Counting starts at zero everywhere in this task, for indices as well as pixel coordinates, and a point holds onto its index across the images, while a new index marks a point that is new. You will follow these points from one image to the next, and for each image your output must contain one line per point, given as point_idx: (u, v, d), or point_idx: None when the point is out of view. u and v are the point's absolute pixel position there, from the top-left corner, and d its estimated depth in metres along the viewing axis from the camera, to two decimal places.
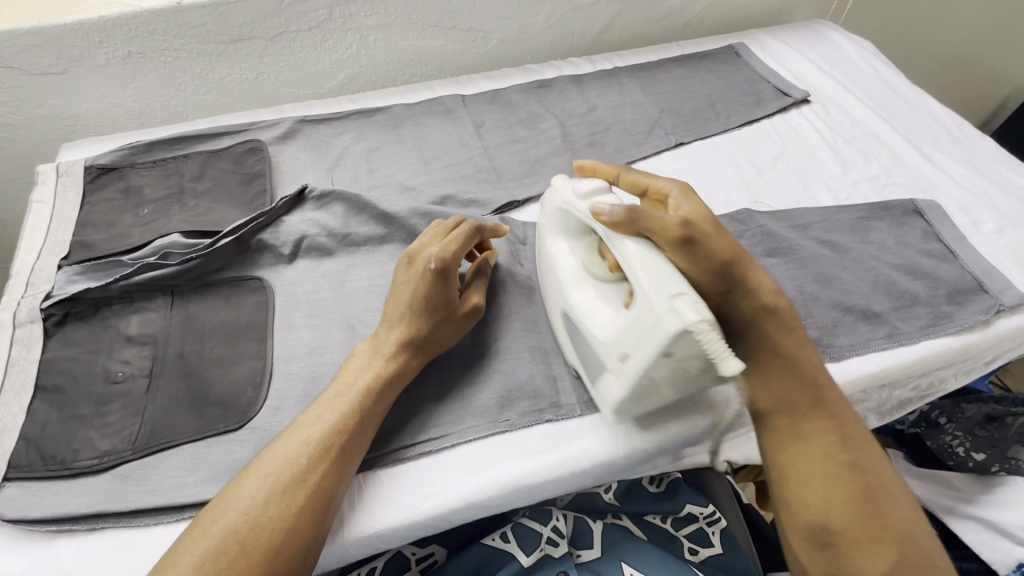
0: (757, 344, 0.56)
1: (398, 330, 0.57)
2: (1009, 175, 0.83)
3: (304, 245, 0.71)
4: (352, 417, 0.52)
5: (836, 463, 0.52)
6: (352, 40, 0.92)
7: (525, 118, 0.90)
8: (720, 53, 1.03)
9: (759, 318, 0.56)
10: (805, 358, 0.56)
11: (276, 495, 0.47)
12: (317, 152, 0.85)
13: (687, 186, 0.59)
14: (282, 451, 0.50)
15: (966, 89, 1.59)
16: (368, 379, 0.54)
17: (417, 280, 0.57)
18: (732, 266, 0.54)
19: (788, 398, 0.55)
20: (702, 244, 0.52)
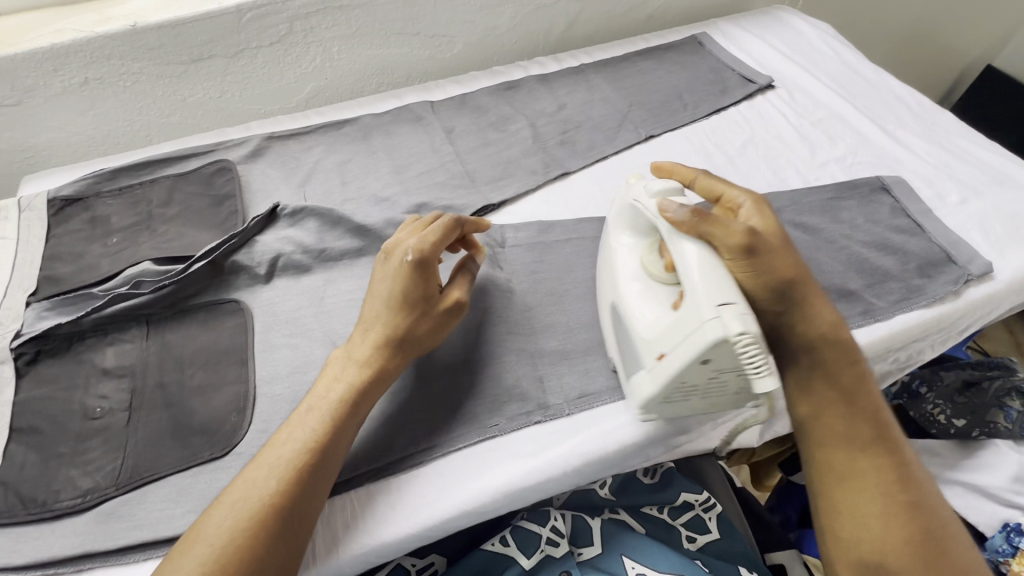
0: (816, 371, 0.56)
1: (376, 332, 0.56)
2: (969, 146, 0.85)
3: (279, 263, 0.70)
4: (327, 430, 0.51)
5: (894, 503, 0.51)
6: (315, 53, 0.91)
7: (495, 121, 0.90)
8: (684, 44, 1.04)
9: (818, 343, 0.56)
10: (863, 389, 0.56)
11: (249, 517, 0.46)
12: (287, 168, 0.84)
13: (764, 202, 0.58)
14: (259, 468, 0.49)
15: (925, 64, 1.63)
16: (345, 388, 0.54)
17: (394, 280, 0.57)
18: (799, 290, 0.55)
19: (844, 431, 0.54)
20: (765, 260, 0.52)
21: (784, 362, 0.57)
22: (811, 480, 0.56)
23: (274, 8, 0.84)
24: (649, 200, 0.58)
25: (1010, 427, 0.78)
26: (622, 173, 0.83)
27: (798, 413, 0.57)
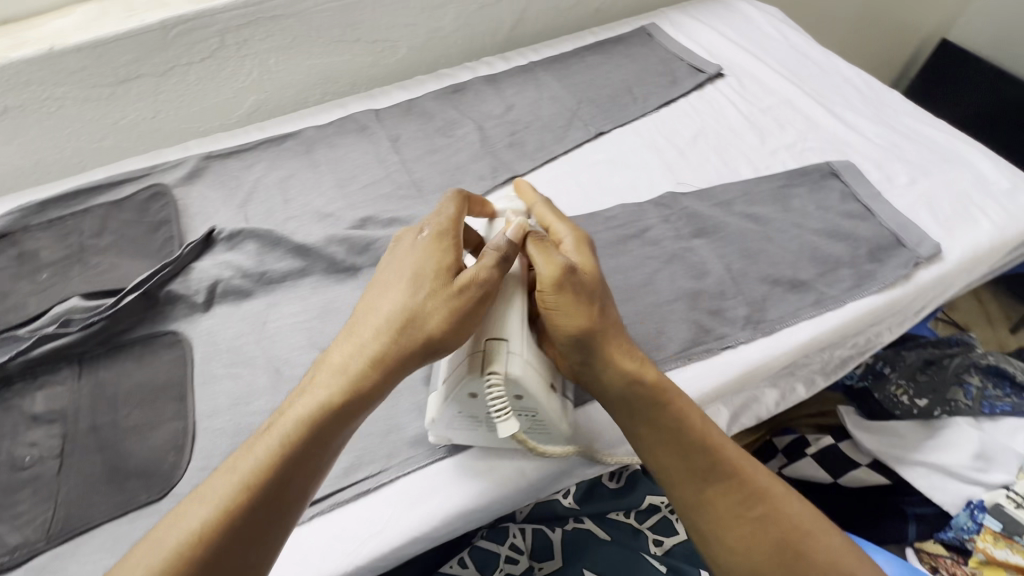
0: (623, 413, 0.51)
1: (373, 325, 0.47)
2: (916, 126, 0.85)
3: (218, 289, 0.68)
4: (297, 443, 0.43)
5: (751, 526, 0.47)
6: (251, 67, 0.88)
7: (442, 126, 0.88)
8: (633, 36, 1.02)
9: (626, 379, 0.50)
10: (691, 417, 0.50)
11: (193, 536, 0.40)
12: (227, 188, 0.81)
13: (586, 239, 0.56)
14: (216, 477, 0.43)
15: (882, 40, 1.63)
16: (330, 393, 0.45)
17: (412, 259, 0.50)
18: (617, 328, 0.51)
19: (671, 466, 0.49)
20: (577, 293, 0.49)
21: (608, 400, 0.51)
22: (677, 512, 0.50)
23: (201, 22, 0.80)
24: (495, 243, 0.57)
25: (969, 404, 0.78)
26: (573, 173, 0.82)
27: (642, 453, 0.51)
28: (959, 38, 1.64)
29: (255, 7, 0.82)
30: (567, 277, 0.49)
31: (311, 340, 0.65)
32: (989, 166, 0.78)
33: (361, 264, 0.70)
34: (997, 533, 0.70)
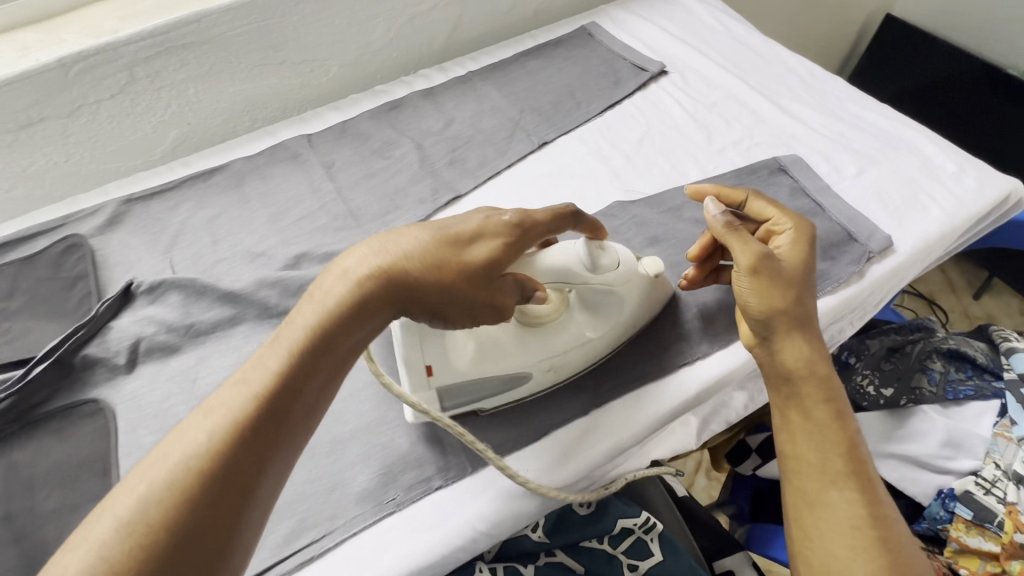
0: (788, 397, 0.56)
1: (385, 269, 0.45)
2: (861, 112, 0.84)
3: (141, 348, 0.63)
4: (291, 376, 0.41)
5: (864, 537, 0.50)
6: (168, 99, 0.82)
7: (378, 147, 0.84)
8: (573, 37, 0.99)
9: (793, 379, 0.56)
10: (827, 430, 0.54)
11: (173, 483, 0.36)
12: (150, 234, 0.76)
13: (811, 236, 0.60)
14: (201, 418, 0.39)
15: (829, 21, 1.64)
16: (324, 328, 0.42)
17: (448, 224, 0.48)
18: (812, 325, 0.57)
19: (810, 462, 0.54)
20: (778, 283, 0.55)
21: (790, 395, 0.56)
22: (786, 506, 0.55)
23: (103, 57, 0.74)
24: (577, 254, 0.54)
25: (934, 390, 0.78)
26: (518, 188, 0.79)
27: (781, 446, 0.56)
28: (902, 13, 1.65)
29: (163, 36, 0.76)
30: (764, 262, 0.55)
31: None
32: (935, 150, 0.78)
33: (296, 306, 0.66)
34: (969, 521, 0.69)
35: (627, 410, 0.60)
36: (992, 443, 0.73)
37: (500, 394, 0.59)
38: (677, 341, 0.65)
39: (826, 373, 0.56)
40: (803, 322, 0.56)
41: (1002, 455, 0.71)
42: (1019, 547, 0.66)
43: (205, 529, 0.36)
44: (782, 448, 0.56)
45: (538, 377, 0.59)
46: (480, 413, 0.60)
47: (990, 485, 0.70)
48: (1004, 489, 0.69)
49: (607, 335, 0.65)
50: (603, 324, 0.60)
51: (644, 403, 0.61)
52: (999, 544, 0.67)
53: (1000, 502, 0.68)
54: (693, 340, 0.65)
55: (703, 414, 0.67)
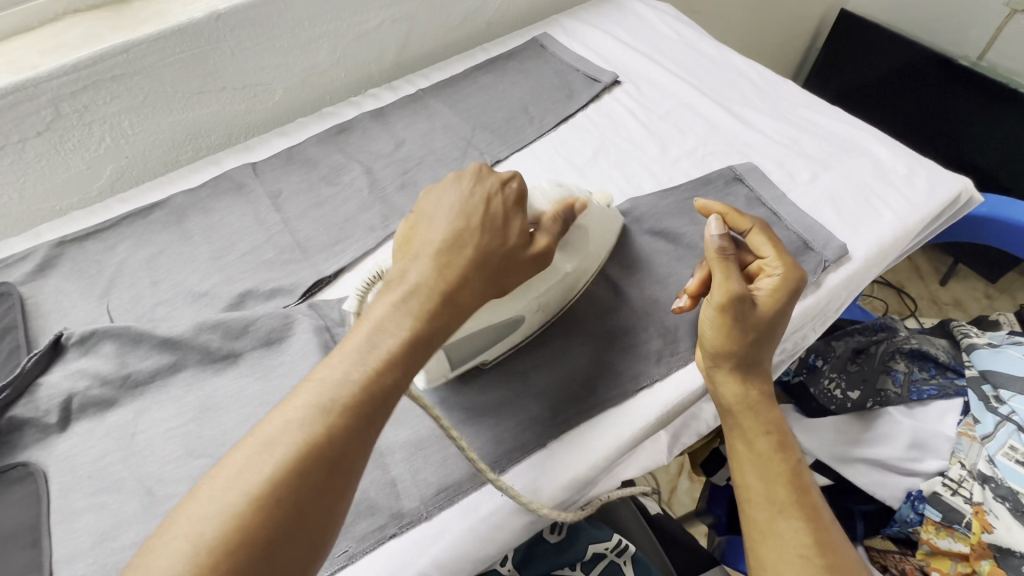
0: (733, 429, 0.60)
1: (465, 255, 0.50)
2: (813, 117, 0.84)
3: (74, 404, 0.59)
4: (397, 364, 0.44)
5: (813, 565, 0.51)
6: (102, 133, 0.78)
7: (327, 173, 0.81)
8: (526, 49, 0.97)
9: (737, 411, 0.59)
10: (770, 460, 0.57)
11: (294, 458, 0.39)
12: (86, 278, 0.72)
13: (798, 286, 0.61)
14: (307, 397, 0.42)
15: (785, 19, 1.66)
16: (418, 320, 0.46)
17: (499, 203, 0.55)
18: (756, 362, 0.60)
19: (759, 492, 0.56)
20: (737, 325, 0.58)
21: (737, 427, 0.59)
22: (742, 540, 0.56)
23: (25, 94, 0.69)
24: (547, 189, 0.61)
25: (898, 391, 0.78)
26: None
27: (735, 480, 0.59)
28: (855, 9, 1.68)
29: (89, 69, 0.72)
30: (735, 302, 0.58)
31: (187, 447, 0.57)
32: (886, 152, 0.78)
33: (241, 348, 0.63)
34: (937, 523, 0.69)
35: (586, 439, 0.58)
36: (958, 442, 0.72)
37: (497, 344, 0.61)
38: (637, 362, 0.63)
39: (764, 405, 0.60)
40: (751, 364, 0.60)
41: (967, 454, 0.71)
42: (986, 547, 0.66)
43: (307, 511, 0.39)
44: (733, 479, 0.59)
45: (529, 320, 0.61)
46: (483, 366, 0.62)
47: (956, 485, 0.69)
48: (970, 489, 0.68)
49: (566, 361, 0.63)
50: (576, 254, 0.64)
51: (604, 430, 0.59)
52: (968, 545, 0.66)
53: (967, 503, 0.67)
54: (653, 360, 0.63)
55: (670, 435, 0.66)
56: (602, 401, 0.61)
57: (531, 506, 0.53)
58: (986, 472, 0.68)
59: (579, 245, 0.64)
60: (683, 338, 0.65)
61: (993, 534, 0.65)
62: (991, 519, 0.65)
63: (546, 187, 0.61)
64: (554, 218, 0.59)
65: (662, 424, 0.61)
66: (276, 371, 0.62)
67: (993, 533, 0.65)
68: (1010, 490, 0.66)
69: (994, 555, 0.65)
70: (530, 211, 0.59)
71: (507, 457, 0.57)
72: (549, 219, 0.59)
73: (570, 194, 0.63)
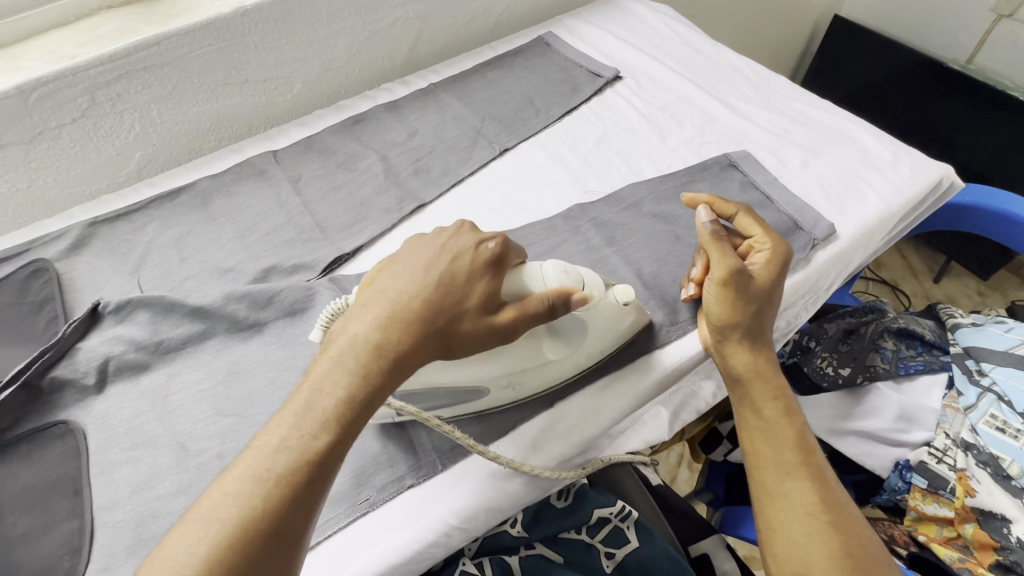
0: (742, 397, 0.63)
1: (411, 311, 0.49)
2: (803, 109, 0.89)
3: (111, 367, 0.63)
4: (335, 427, 0.45)
5: (818, 521, 0.54)
6: (131, 121, 0.82)
7: (344, 160, 0.86)
8: (531, 47, 1.03)
9: (746, 380, 0.63)
10: (778, 425, 0.60)
11: (228, 535, 0.40)
12: (117, 255, 0.76)
13: (785, 259, 0.65)
14: (244, 467, 0.42)
15: (781, 24, 1.71)
16: (357, 378, 0.46)
17: (466, 263, 0.52)
18: (761, 335, 0.64)
19: (767, 455, 0.59)
20: (742, 298, 0.62)
21: (746, 395, 0.63)
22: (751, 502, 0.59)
23: (64, 83, 0.74)
24: (549, 273, 0.55)
25: (887, 367, 0.82)
26: (481, 194, 0.81)
27: (743, 444, 0.62)
28: (848, 14, 1.74)
29: (124, 59, 0.76)
30: (734, 277, 0.62)
31: (218, 406, 0.61)
32: (872, 142, 0.83)
33: (266, 318, 0.67)
34: (924, 490, 0.72)
35: (591, 402, 0.63)
36: (942, 414, 0.75)
37: (463, 403, 0.59)
38: (638, 333, 0.67)
39: (771, 372, 0.63)
40: (755, 335, 0.63)
41: (951, 425, 0.74)
42: (970, 511, 0.69)
43: None
44: (742, 445, 0.62)
45: (496, 393, 0.59)
46: (444, 419, 0.60)
47: (942, 454, 0.73)
48: (954, 457, 0.72)
49: None
50: (563, 339, 0.58)
51: (606, 395, 0.63)
52: (953, 509, 0.70)
53: (951, 470, 0.71)
54: (653, 331, 0.67)
55: (670, 403, 0.70)
56: (606, 367, 0.65)
57: (514, 464, 0.56)
58: (968, 440, 0.72)
59: (574, 335, 0.59)
60: (681, 311, 0.69)
61: (975, 497, 0.69)
62: (973, 483, 0.69)
63: (548, 270, 0.55)
64: (540, 301, 0.53)
65: (661, 389, 0.65)
66: (299, 339, 0.66)
67: (976, 496, 0.69)
68: (991, 455, 0.69)
69: (977, 518, 0.69)
70: (516, 288, 0.54)
71: (516, 418, 0.61)
72: (535, 301, 0.53)
73: (575, 282, 0.56)
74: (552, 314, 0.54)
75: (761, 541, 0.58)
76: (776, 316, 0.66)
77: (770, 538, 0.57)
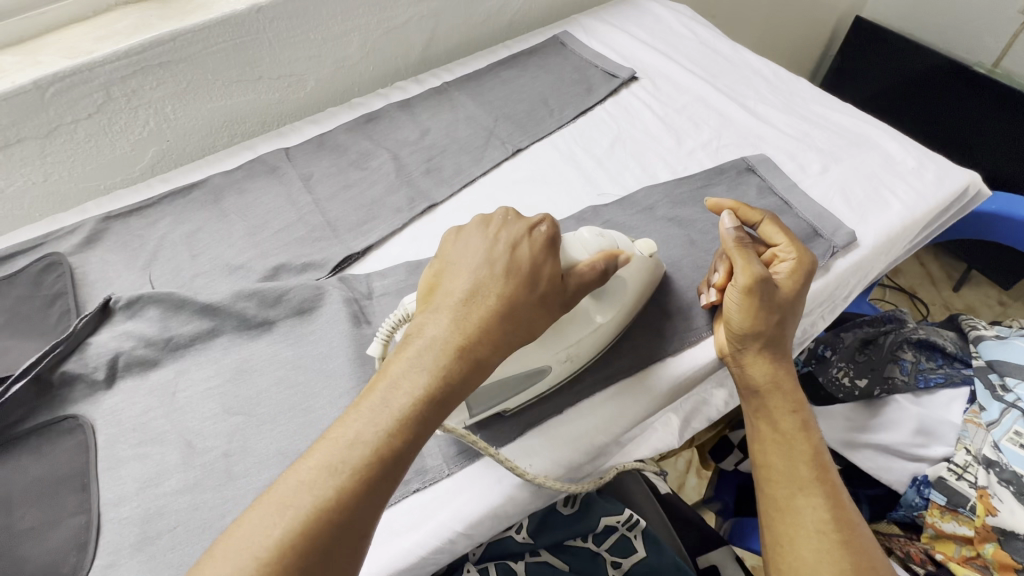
0: (759, 408, 0.62)
1: (485, 309, 0.49)
2: (824, 112, 0.87)
3: (120, 363, 0.63)
4: (412, 425, 0.44)
5: (828, 539, 0.53)
6: (146, 117, 0.82)
7: (356, 159, 0.85)
8: (546, 46, 1.01)
9: (766, 394, 0.61)
10: (794, 439, 0.59)
11: (306, 522, 0.39)
12: (130, 250, 0.76)
13: (810, 269, 0.64)
14: (320, 456, 0.42)
15: (802, 26, 1.68)
16: (435, 377, 0.46)
17: (525, 249, 0.52)
18: (782, 346, 0.63)
19: (781, 469, 0.58)
20: (765, 308, 0.60)
21: (766, 408, 0.61)
22: (760, 517, 0.58)
23: (81, 78, 0.74)
24: (588, 239, 0.58)
25: (905, 379, 0.80)
26: (492, 195, 0.80)
27: (756, 458, 0.61)
28: (871, 14, 1.70)
29: (139, 55, 0.76)
30: (759, 285, 0.60)
31: (225, 404, 0.61)
32: (896, 148, 0.80)
33: (275, 316, 0.67)
34: (943, 506, 0.70)
35: (601, 409, 0.61)
36: (963, 429, 0.73)
37: (521, 392, 0.58)
38: (650, 339, 0.66)
39: (791, 385, 0.62)
40: (775, 346, 0.62)
41: (973, 440, 0.72)
42: (991, 529, 0.67)
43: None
44: (755, 458, 0.61)
45: (556, 370, 0.59)
46: (505, 413, 0.60)
47: (962, 471, 0.71)
48: (975, 474, 0.70)
49: None
50: (609, 308, 0.61)
51: (616, 401, 0.62)
52: (972, 528, 0.68)
53: (972, 487, 0.69)
54: (666, 338, 0.66)
55: (682, 412, 0.69)
56: (616, 371, 0.63)
57: (528, 476, 0.55)
58: (989, 457, 0.69)
59: (616, 297, 0.61)
60: (695, 317, 0.67)
61: (997, 517, 0.66)
62: (995, 502, 0.67)
63: (586, 237, 0.58)
64: (591, 267, 0.56)
65: (673, 397, 0.64)
66: (307, 339, 0.65)
67: (997, 516, 0.66)
68: (1015, 474, 0.66)
69: (999, 538, 0.66)
70: (570, 258, 0.56)
71: (524, 423, 0.60)
72: (585, 267, 0.56)
73: (611, 243, 0.60)
74: (602, 277, 0.57)
75: (767, 556, 0.57)
76: (796, 327, 0.65)
77: (779, 554, 0.55)
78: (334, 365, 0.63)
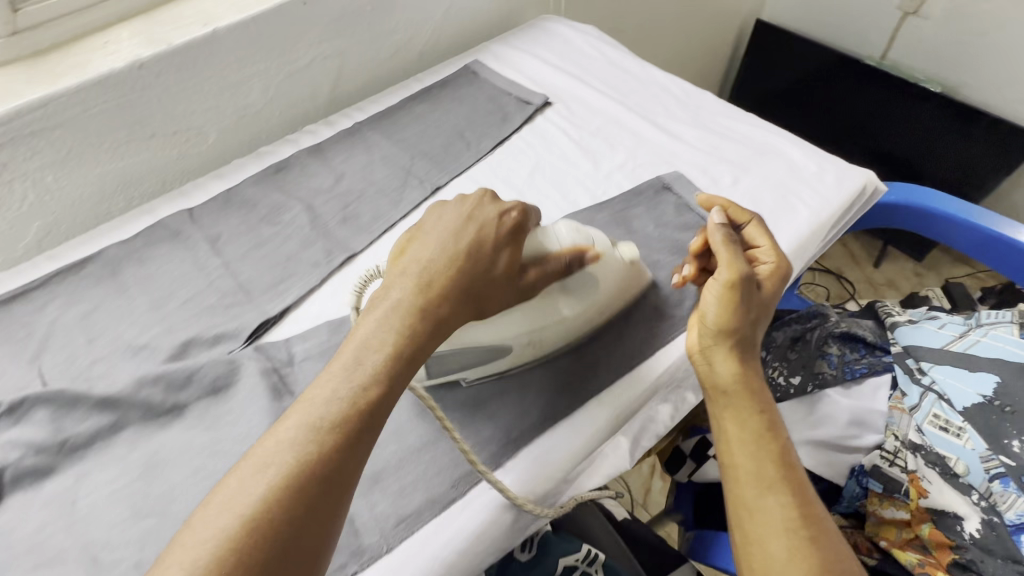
0: (725, 407, 0.61)
1: (448, 277, 0.54)
2: (730, 124, 0.90)
3: (8, 476, 0.57)
4: (384, 380, 0.48)
5: (798, 537, 0.52)
6: (23, 190, 0.75)
7: (266, 213, 0.81)
8: (458, 77, 1.00)
9: (733, 391, 0.60)
10: (762, 439, 0.58)
11: (288, 475, 0.42)
12: (14, 341, 0.69)
13: (784, 273, 0.66)
14: (300, 416, 0.45)
15: (709, 32, 1.76)
16: (404, 339, 0.50)
17: (489, 228, 0.58)
18: (749, 343, 0.63)
19: (749, 467, 0.57)
20: (744, 303, 0.62)
21: (734, 406, 0.60)
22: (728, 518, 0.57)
23: None
24: (563, 234, 0.64)
25: (834, 373, 0.83)
26: None
27: (725, 458, 0.59)
28: (770, 17, 1.81)
29: (5, 126, 0.70)
30: (741, 281, 0.62)
31: (134, 506, 0.55)
32: (798, 154, 0.84)
33: (186, 399, 0.62)
34: (881, 494, 0.73)
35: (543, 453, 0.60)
36: (890, 416, 0.77)
37: (486, 364, 0.63)
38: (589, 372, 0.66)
39: (757, 384, 0.61)
40: (747, 343, 0.62)
41: (899, 425, 0.75)
42: (925, 511, 0.70)
43: (299, 528, 0.41)
44: (722, 457, 0.59)
45: (518, 351, 0.63)
46: (463, 383, 0.64)
47: (893, 457, 0.73)
48: (905, 459, 0.72)
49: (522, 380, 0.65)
50: (579, 302, 0.64)
51: (558, 442, 0.61)
52: (908, 511, 0.71)
53: (903, 472, 0.72)
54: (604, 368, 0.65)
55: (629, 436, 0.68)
56: (554, 414, 0.62)
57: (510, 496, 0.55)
58: (915, 441, 0.72)
59: (586, 290, 0.64)
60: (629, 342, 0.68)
61: (928, 498, 0.69)
62: (924, 484, 0.70)
63: (561, 231, 0.64)
64: (558, 258, 0.62)
65: (616, 428, 0.64)
66: (223, 420, 0.60)
67: (929, 497, 0.69)
68: (938, 455, 0.70)
69: (932, 518, 0.69)
70: (535, 240, 0.62)
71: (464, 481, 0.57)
72: (550, 253, 0.62)
73: (586, 240, 0.65)
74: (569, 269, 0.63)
75: (738, 559, 0.55)
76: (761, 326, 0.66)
77: (750, 556, 0.54)
78: (256, 446, 0.58)
